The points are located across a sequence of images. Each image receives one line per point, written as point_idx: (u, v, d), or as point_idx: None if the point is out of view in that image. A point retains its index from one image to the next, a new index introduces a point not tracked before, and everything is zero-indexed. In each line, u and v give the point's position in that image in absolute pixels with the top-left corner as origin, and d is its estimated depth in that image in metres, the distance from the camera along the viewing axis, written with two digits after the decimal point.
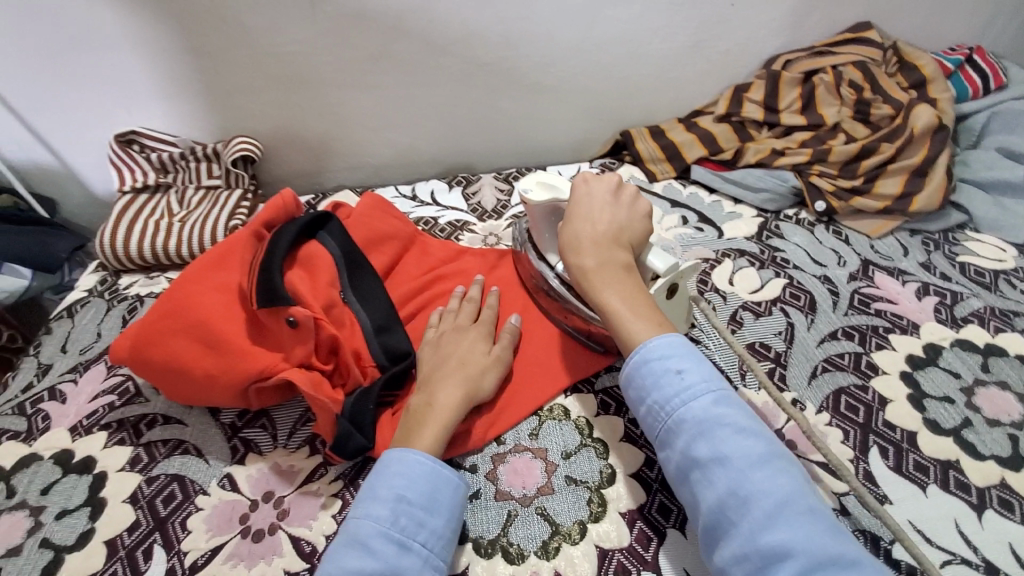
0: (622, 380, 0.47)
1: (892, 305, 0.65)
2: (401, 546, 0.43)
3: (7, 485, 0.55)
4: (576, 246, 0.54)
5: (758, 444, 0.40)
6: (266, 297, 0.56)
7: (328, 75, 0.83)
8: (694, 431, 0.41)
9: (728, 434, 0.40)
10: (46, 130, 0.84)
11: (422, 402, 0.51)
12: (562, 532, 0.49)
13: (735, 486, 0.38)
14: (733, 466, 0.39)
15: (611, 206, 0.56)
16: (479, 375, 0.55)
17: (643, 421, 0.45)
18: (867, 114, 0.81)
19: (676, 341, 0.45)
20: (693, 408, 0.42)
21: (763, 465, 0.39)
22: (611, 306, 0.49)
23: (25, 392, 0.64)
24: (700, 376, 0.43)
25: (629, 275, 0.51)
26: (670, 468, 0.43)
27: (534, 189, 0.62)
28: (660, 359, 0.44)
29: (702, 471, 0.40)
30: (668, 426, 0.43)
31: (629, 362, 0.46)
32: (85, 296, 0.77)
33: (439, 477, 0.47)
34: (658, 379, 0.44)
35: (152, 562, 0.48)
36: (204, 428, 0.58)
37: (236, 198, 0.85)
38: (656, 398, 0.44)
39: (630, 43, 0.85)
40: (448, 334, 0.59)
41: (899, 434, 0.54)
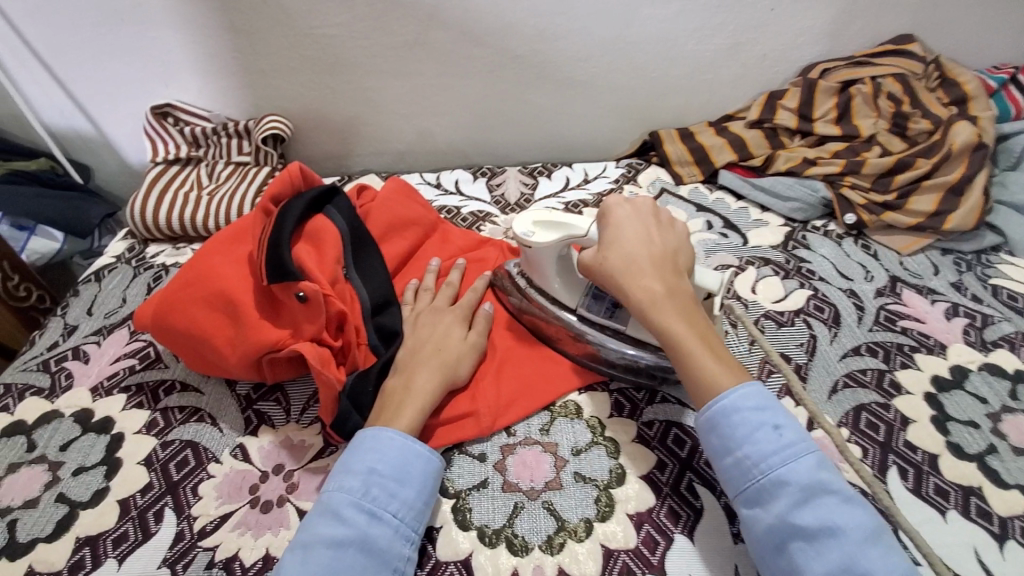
0: (702, 428, 0.47)
1: (919, 324, 0.64)
2: (371, 515, 0.44)
3: (28, 439, 0.56)
4: (636, 271, 0.51)
5: (864, 516, 0.41)
6: (274, 271, 0.55)
7: (361, 59, 0.83)
8: (797, 495, 0.41)
9: (834, 503, 0.41)
10: (86, 98, 0.86)
11: (399, 384, 0.53)
12: (567, 529, 0.48)
13: (848, 560, 0.39)
14: (845, 538, 0.39)
15: (655, 228, 0.54)
16: (457, 360, 0.56)
17: (727, 473, 0.45)
18: (904, 128, 0.79)
19: (765, 394, 0.46)
20: (796, 470, 0.42)
21: (873, 538, 0.40)
22: (687, 343, 0.47)
23: (50, 350, 0.65)
24: (797, 438, 0.44)
25: (694, 306, 0.50)
26: (759, 530, 0.43)
27: (537, 231, 0.57)
28: (757, 415, 0.45)
29: (807, 539, 0.40)
30: (763, 485, 0.43)
31: (718, 413, 0.45)
32: (113, 262, 0.79)
33: (410, 450, 0.48)
34: (753, 433, 0.44)
35: (162, 524, 0.49)
36: (220, 398, 0.59)
37: (264, 175, 0.86)
38: (749, 452, 0.44)
39: (666, 43, 0.84)
40: (424, 316, 0.60)
41: (920, 456, 0.52)
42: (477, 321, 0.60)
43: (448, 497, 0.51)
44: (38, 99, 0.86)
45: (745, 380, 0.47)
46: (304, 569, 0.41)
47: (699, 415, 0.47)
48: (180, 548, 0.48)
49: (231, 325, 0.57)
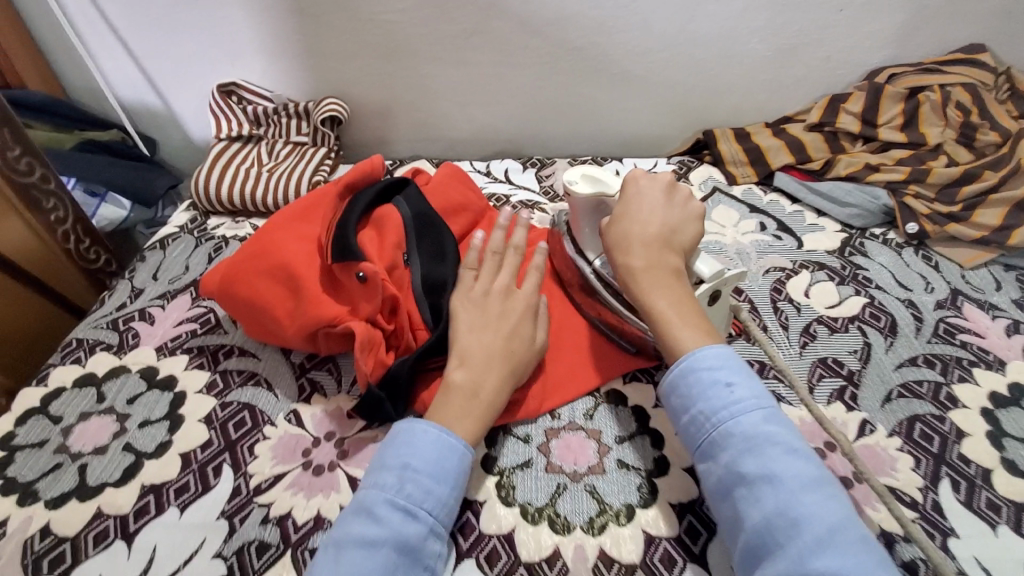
0: (665, 388, 0.48)
1: (979, 339, 0.62)
2: (406, 513, 0.44)
3: (99, 390, 0.59)
4: (624, 243, 0.53)
5: (808, 468, 0.41)
6: (340, 253, 0.58)
7: (421, 46, 0.85)
8: (741, 446, 0.42)
9: (777, 453, 0.41)
10: (158, 74, 0.90)
11: (466, 385, 0.51)
12: (609, 512, 0.49)
13: (784, 506, 0.39)
14: (783, 485, 0.40)
15: (662, 205, 0.55)
16: (525, 358, 0.54)
17: (684, 430, 0.46)
18: (971, 138, 0.77)
19: (725, 353, 0.47)
20: (742, 423, 0.43)
21: (814, 488, 0.40)
22: (659, 311, 0.50)
23: (119, 310, 0.69)
24: (749, 393, 0.44)
25: (680, 282, 0.52)
26: (709, 481, 0.44)
27: (580, 181, 0.59)
28: (711, 371, 0.46)
29: (748, 487, 0.41)
30: (713, 439, 0.44)
31: (678, 371, 0.47)
32: (177, 231, 0.82)
33: (445, 445, 0.48)
34: (706, 390, 0.45)
35: (221, 479, 0.52)
36: (276, 364, 0.62)
37: (321, 156, 0.88)
38: (702, 407, 0.45)
39: (726, 41, 0.83)
40: (490, 305, 0.56)
41: (974, 470, 0.51)
42: (541, 315, 0.58)
43: (491, 474, 0.52)
44: (114, 73, 0.90)
45: (716, 346, 0.48)
46: (339, 569, 0.41)
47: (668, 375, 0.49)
48: (237, 502, 0.50)
49: (292, 299, 0.59)
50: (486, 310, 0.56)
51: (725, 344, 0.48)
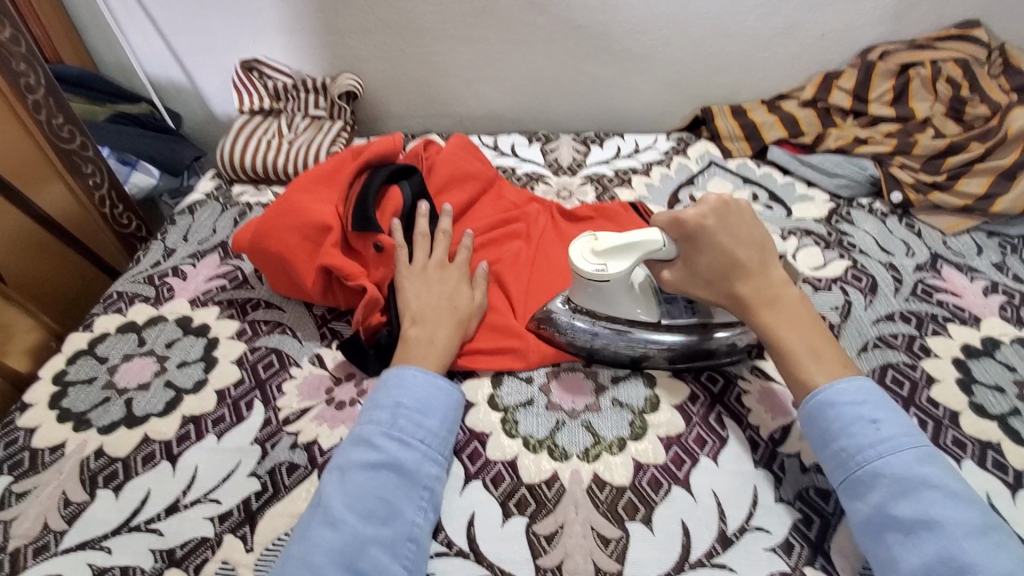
0: (802, 421, 0.50)
1: (955, 298, 0.66)
2: (402, 442, 0.50)
3: (140, 336, 0.65)
4: (732, 285, 0.53)
5: (970, 513, 0.42)
6: (359, 223, 0.66)
7: (432, 24, 0.89)
8: (894, 488, 0.44)
9: (935, 497, 0.42)
10: (184, 50, 0.95)
11: (422, 335, 0.58)
12: (604, 443, 0.55)
13: (946, 552, 0.40)
14: (944, 531, 0.41)
15: (746, 232, 0.54)
16: (469, 317, 0.62)
17: (827, 464, 0.48)
18: (960, 112, 0.80)
19: (867, 389, 0.48)
20: (893, 463, 0.45)
21: (977, 534, 0.41)
22: (794, 349, 0.51)
23: (154, 267, 0.75)
24: (898, 432, 0.46)
25: (800, 306, 0.53)
26: (857, 519, 0.45)
27: (610, 263, 0.55)
28: (854, 408, 0.48)
29: (904, 530, 0.42)
30: (858, 477, 0.46)
31: (816, 405, 0.49)
32: (204, 198, 0.88)
33: (434, 386, 0.54)
34: (849, 426, 0.47)
35: (253, 412, 0.58)
36: (300, 315, 0.68)
37: (337, 129, 0.92)
38: (846, 444, 0.47)
39: (725, 20, 0.87)
40: (432, 272, 0.64)
41: (941, 411, 0.55)
42: (478, 281, 0.65)
43: (497, 410, 0.59)
44: (143, 49, 0.95)
45: (848, 373, 0.50)
46: (345, 490, 0.47)
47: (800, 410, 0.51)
48: (268, 431, 0.56)
49: (312, 254, 0.65)
50: (425, 280, 0.63)
51: (862, 372, 0.51)
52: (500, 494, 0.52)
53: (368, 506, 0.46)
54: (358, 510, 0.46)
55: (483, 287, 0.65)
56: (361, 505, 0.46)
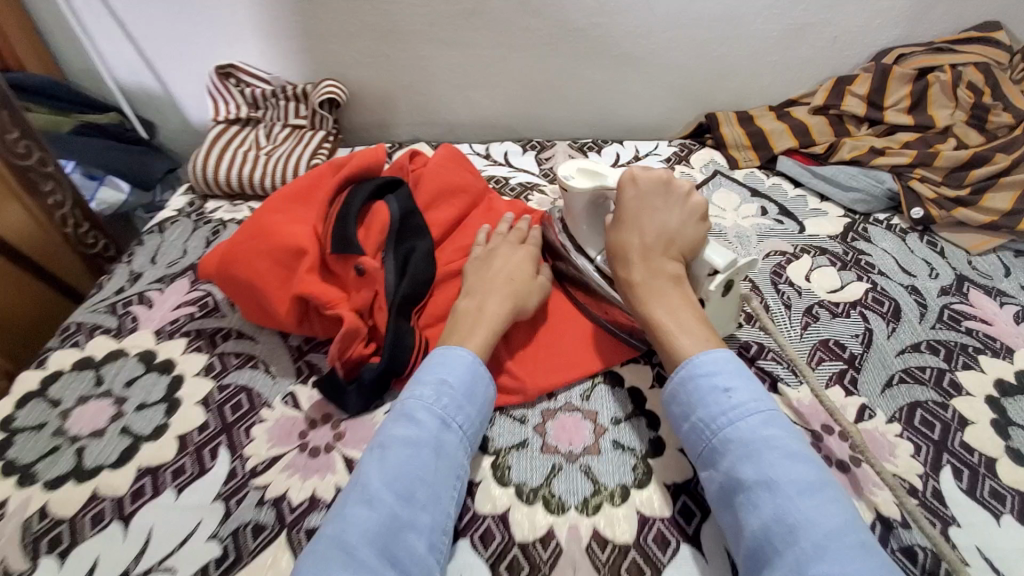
0: (667, 396, 0.49)
1: (986, 326, 0.61)
2: (443, 423, 0.48)
3: (97, 374, 0.61)
4: (622, 257, 0.56)
5: (808, 471, 0.41)
6: (338, 246, 0.60)
7: (419, 28, 0.83)
8: (740, 453, 0.43)
9: (776, 458, 0.41)
10: (155, 56, 0.89)
11: (471, 307, 0.58)
12: (603, 492, 0.51)
13: (782, 513, 0.39)
14: (781, 492, 0.40)
15: (663, 208, 0.56)
16: (526, 292, 0.60)
17: (686, 438, 0.47)
18: (982, 121, 0.75)
19: (724, 358, 0.47)
20: (741, 428, 0.43)
21: (812, 493, 0.40)
22: (659, 321, 0.51)
23: (118, 294, 0.70)
24: (748, 396, 0.45)
25: (678, 290, 0.53)
26: (711, 488, 0.44)
27: (576, 176, 0.60)
28: (709, 377, 0.46)
29: (747, 495, 0.41)
30: (713, 445, 0.45)
31: (677, 379, 0.48)
32: (175, 214, 0.82)
33: (478, 373, 0.52)
34: (704, 397, 0.46)
35: (217, 461, 0.53)
36: (274, 347, 0.63)
37: (319, 139, 0.87)
38: (702, 415, 0.45)
39: (730, 23, 0.81)
40: (497, 251, 0.64)
41: (977, 458, 0.51)
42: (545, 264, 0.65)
43: (488, 454, 0.54)
44: (111, 55, 0.89)
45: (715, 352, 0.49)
46: (385, 467, 0.45)
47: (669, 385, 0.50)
48: (233, 485, 0.52)
49: (287, 282, 0.60)
50: (487, 259, 0.63)
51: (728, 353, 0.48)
52: (490, 554, 0.47)
53: (409, 485, 0.44)
54: (400, 488, 0.44)
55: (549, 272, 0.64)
56: (402, 484, 0.44)
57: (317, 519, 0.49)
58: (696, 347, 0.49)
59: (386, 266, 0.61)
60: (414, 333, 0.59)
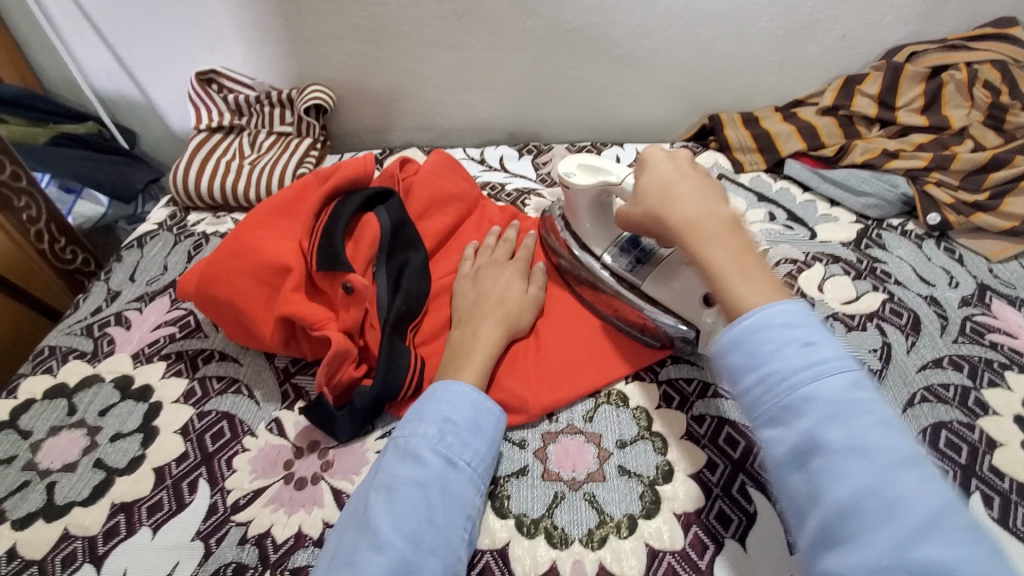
0: (720, 342, 0.38)
1: (1010, 339, 0.58)
2: (448, 461, 0.45)
3: (70, 403, 0.57)
4: (672, 197, 0.45)
5: (905, 442, 0.33)
6: (324, 262, 0.55)
7: (410, 30, 0.80)
8: (823, 414, 0.34)
9: (868, 423, 0.33)
10: (134, 62, 0.85)
11: (465, 334, 0.54)
12: (610, 524, 0.48)
13: (877, 487, 0.31)
14: (876, 464, 0.32)
15: (704, 166, 0.49)
16: (519, 312, 0.57)
17: (744, 395, 0.37)
18: (1000, 121, 0.72)
19: (800, 308, 0.37)
20: (825, 385, 0.34)
21: (913, 468, 0.32)
22: (721, 266, 0.41)
23: (94, 315, 0.66)
24: (831, 351, 0.35)
25: (737, 233, 0.43)
26: (776, 452, 0.35)
27: (578, 173, 0.57)
28: (781, 325, 0.36)
29: (829, 463, 0.33)
30: (785, 403, 0.35)
31: (740, 325, 0.37)
32: (155, 228, 0.78)
33: (482, 407, 0.49)
34: (772, 346, 0.36)
35: (196, 495, 0.50)
36: (258, 369, 0.59)
37: (306, 147, 0.84)
38: (774, 368, 0.35)
39: (735, 21, 0.78)
40: (485, 268, 0.61)
41: (1008, 484, 0.48)
42: (535, 275, 0.61)
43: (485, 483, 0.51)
44: (87, 61, 0.86)
45: (785, 298, 0.39)
46: (392, 509, 0.42)
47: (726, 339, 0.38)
48: (213, 522, 0.48)
49: (271, 302, 0.56)
50: (477, 277, 0.60)
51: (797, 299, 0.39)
52: None
53: (417, 527, 0.41)
54: (408, 532, 0.41)
55: (541, 283, 0.61)
56: (410, 526, 0.41)
57: (302, 558, 0.46)
58: (770, 299, 0.39)
59: (378, 283, 0.57)
60: (409, 352, 0.55)
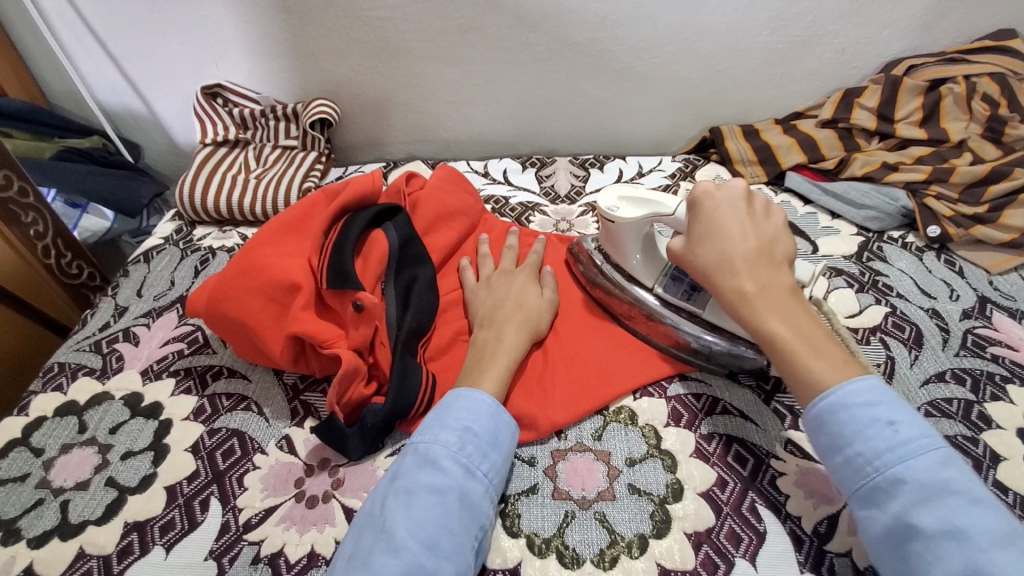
0: (808, 425, 0.43)
1: (1011, 352, 0.59)
2: (467, 471, 0.45)
3: (80, 420, 0.57)
4: (729, 263, 0.48)
5: (995, 519, 0.36)
6: (333, 281, 0.55)
7: (415, 44, 0.80)
8: (916, 495, 0.37)
9: (959, 503, 0.37)
10: (138, 76, 0.86)
11: (490, 337, 0.55)
12: (620, 543, 0.48)
13: (974, 565, 0.34)
14: (970, 542, 0.35)
15: (750, 216, 0.50)
16: (538, 315, 0.59)
17: (838, 473, 0.41)
18: (999, 133, 0.74)
19: (879, 387, 0.42)
20: (914, 467, 0.38)
21: (1006, 544, 0.35)
22: (785, 339, 0.45)
23: (102, 331, 0.66)
24: (917, 432, 0.39)
25: (793, 303, 0.47)
26: (874, 530, 0.39)
27: (622, 206, 0.58)
28: (868, 410, 0.41)
29: (926, 542, 0.36)
30: (878, 484, 0.39)
31: (821, 408, 0.42)
32: (161, 243, 0.79)
33: (501, 418, 0.49)
34: (864, 430, 0.40)
35: (208, 514, 0.50)
36: (267, 386, 0.60)
37: (311, 161, 0.85)
38: (861, 449, 0.40)
39: (736, 35, 0.79)
40: (497, 277, 0.62)
41: (1010, 497, 0.48)
42: (546, 281, 0.62)
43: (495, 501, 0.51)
44: (91, 75, 0.86)
45: (852, 372, 0.43)
46: (410, 513, 0.42)
47: (803, 414, 0.44)
48: (226, 541, 0.48)
49: (281, 320, 0.56)
50: (491, 285, 0.61)
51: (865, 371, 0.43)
52: None
53: (433, 534, 0.41)
54: (423, 537, 0.41)
55: (552, 289, 0.62)
56: (427, 532, 0.41)
57: None
58: (832, 369, 0.43)
59: (387, 299, 0.58)
60: (421, 370, 0.55)
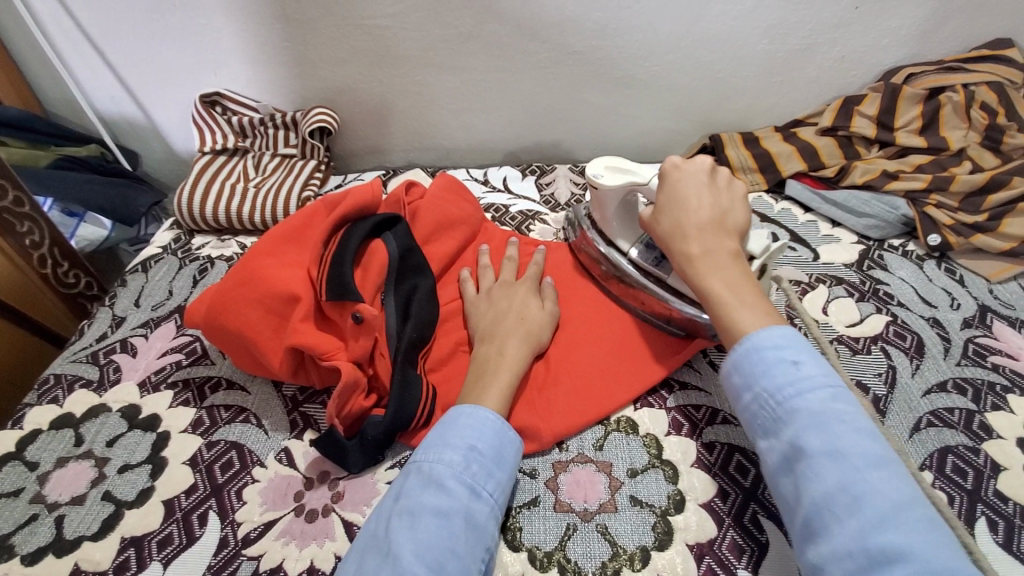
0: (724, 366, 0.45)
1: (1011, 361, 0.59)
2: (472, 491, 0.45)
3: (76, 433, 0.57)
4: (680, 227, 0.52)
5: (875, 445, 0.37)
6: (332, 292, 0.55)
7: (414, 53, 0.80)
8: (807, 422, 0.39)
9: (845, 429, 0.38)
10: (137, 84, 0.85)
11: (492, 352, 0.55)
12: (622, 556, 0.48)
13: (847, 482, 0.36)
14: (848, 462, 0.37)
15: (709, 188, 0.53)
16: (540, 328, 0.58)
17: (746, 411, 0.43)
18: (998, 142, 0.74)
19: (790, 333, 0.43)
20: (809, 399, 0.39)
21: (879, 466, 0.37)
22: (718, 293, 0.47)
23: (99, 341, 0.66)
24: (817, 369, 0.41)
25: (735, 266, 0.49)
26: (771, 459, 0.41)
27: (606, 174, 0.60)
28: (776, 350, 0.42)
29: (808, 463, 0.38)
30: (777, 416, 0.40)
31: (738, 350, 0.44)
32: (159, 252, 0.78)
33: (505, 435, 0.49)
34: (770, 369, 0.42)
35: (206, 529, 0.49)
36: (266, 398, 0.59)
37: (311, 169, 0.85)
38: (766, 386, 0.41)
39: (735, 43, 0.79)
40: (498, 289, 0.62)
41: (1012, 508, 0.48)
42: (547, 293, 0.62)
43: None
44: (90, 83, 0.86)
45: (776, 322, 0.45)
46: (415, 536, 0.41)
47: (725, 359, 0.46)
48: (224, 556, 0.48)
49: (280, 332, 0.56)
50: (492, 298, 0.61)
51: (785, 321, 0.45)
52: None
53: (439, 557, 0.40)
54: (430, 560, 0.40)
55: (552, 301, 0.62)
56: (434, 555, 0.40)
57: None
58: (757, 318, 0.45)
59: (387, 310, 0.57)
60: (421, 382, 0.55)
